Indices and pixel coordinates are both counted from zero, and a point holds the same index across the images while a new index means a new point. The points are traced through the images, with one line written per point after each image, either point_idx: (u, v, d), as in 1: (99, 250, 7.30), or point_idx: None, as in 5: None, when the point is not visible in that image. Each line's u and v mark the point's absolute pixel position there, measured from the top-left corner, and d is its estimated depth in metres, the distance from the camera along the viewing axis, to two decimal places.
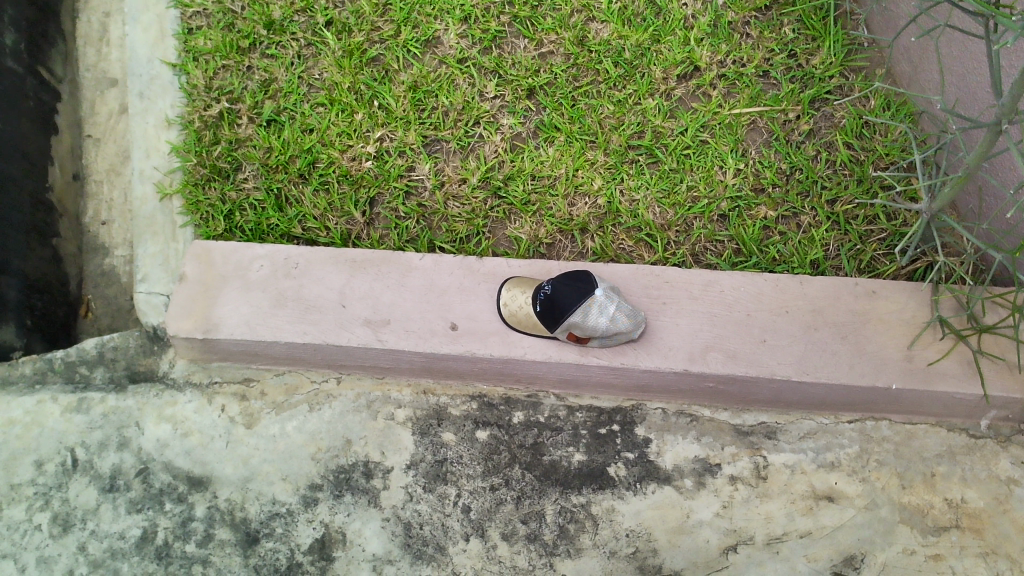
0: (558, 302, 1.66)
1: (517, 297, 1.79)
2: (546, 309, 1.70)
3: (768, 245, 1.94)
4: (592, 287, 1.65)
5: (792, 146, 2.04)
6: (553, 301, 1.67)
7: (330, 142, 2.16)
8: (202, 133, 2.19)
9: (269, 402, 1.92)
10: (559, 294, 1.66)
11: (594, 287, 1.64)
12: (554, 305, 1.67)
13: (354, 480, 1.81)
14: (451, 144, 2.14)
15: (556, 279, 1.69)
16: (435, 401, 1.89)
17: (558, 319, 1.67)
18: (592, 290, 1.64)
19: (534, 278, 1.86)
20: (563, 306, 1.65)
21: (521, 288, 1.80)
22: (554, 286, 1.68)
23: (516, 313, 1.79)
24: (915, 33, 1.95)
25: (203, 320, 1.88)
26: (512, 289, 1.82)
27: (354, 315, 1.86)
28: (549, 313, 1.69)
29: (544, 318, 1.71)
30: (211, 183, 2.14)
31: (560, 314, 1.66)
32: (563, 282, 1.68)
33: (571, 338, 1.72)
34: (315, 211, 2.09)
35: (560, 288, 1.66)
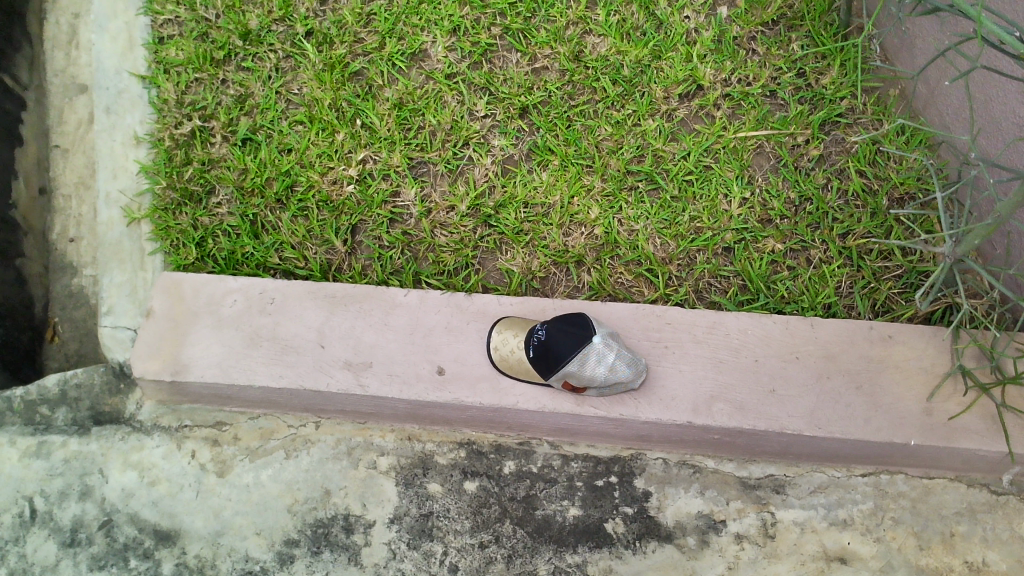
0: (553, 349, 1.54)
1: (508, 341, 1.67)
2: (539, 354, 1.58)
3: (777, 282, 1.79)
4: (592, 332, 1.53)
5: (801, 173, 1.90)
6: (547, 346, 1.55)
7: (310, 163, 2.02)
8: (174, 152, 2.06)
9: (243, 448, 1.81)
10: (555, 338, 1.54)
11: (594, 332, 1.53)
12: (549, 351, 1.55)
13: (334, 535, 1.72)
14: (438, 167, 2.00)
15: (551, 322, 1.57)
16: (420, 448, 1.78)
17: (554, 367, 1.55)
18: (591, 335, 1.52)
19: (526, 317, 1.73)
20: (559, 353, 1.53)
21: (511, 331, 1.68)
22: (548, 330, 1.57)
23: (507, 359, 1.66)
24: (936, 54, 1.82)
25: (172, 360, 1.76)
26: (502, 331, 1.69)
27: (333, 356, 1.74)
28: (543, 360, 1.57)
29: (537, 365, 1.59)
30: (182, 208, 2.01)
31: (556, 360, 1.54)
32: (557, 326, 1.56)
33: (567, 386, 1.60)
34: (293, 239, 1.95)
35: (557, 333, 1.55)
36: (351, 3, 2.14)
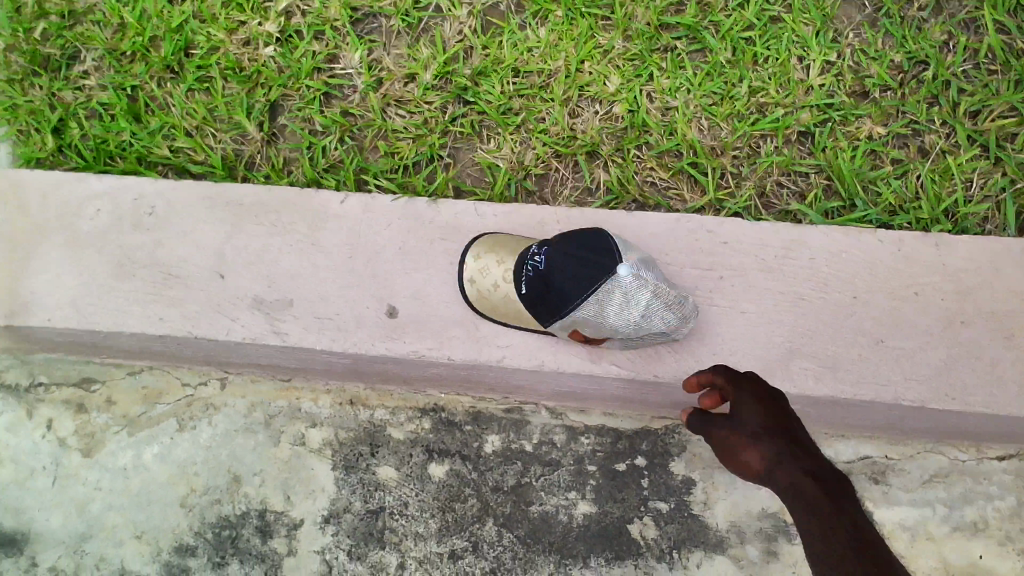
0: (554, 284, 1.01)
1: (488, 271, 1.12)
2: (536, 292, 1.05)
3: (878, 182, 1.24)
4: (614, 256, 0.99)
5: (912, 28, 1.31)
6: (547, 280, 1.03)
7: (212, 16, 1.43)
8: (21, 0, 1.46)
9: (119, 416, 1.28)
10: (557, 267, 1.01)
11: (616, 257, 0.99)
12: (548, 288, 1.03)
13: (244, 540, 1.22)
14: (393, 21, 1.41)
15: (555, 243, 1.04)
16: (368, 417, 1.25)
17: (556, 311, 1.02)
18: (611, 262, 0.98)
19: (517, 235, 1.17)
20: (564, 289, 1.00)
21: (494, 256, 1.13)
22: (548, 255, 1.04)
23: (489, 298, 1.12)
24: None
25: (9, 295, 1.22)
26: (481, 255, 1.14)
27: (239, 290, 1.20)
28: (540, 300, 1.04)
29: (531, 307, 1.07)
30: (34, 79, 1.43)
31: (559, 302, 1.02)
32: (562, 248, 1.03)
33: (577, 336, 1.08)
34: (189, 122, 1.39)
35: (560, 260, 1.02)
36: None
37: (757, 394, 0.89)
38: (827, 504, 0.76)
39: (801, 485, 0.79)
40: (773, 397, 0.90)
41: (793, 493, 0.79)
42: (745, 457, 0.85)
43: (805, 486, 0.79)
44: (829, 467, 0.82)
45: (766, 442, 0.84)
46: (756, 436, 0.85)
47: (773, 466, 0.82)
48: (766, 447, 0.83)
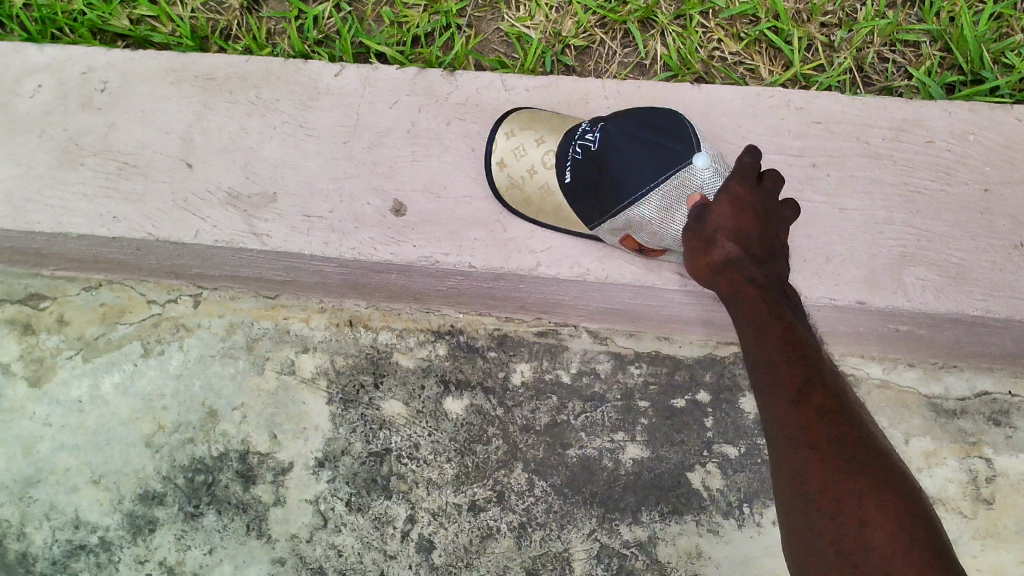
0: (607, 174, 0.79)
1: (525, 153, 0.90)
2: (582, 185, 0.83)
3: (1010, 52, 0.99)
4: (688, 140, 0.76)
5: None
6: (598, 169, 0.81)
7: None
8: None
9: (72, 339, 1.07)
10: (612, 152, 0.79)
11: (691, 140, 0.75)
12: (600, 179, 0.81)
13: (221, 488, 1.01)
14: None
15: (616, 119, 0.82)
16: (370, 341, 1.03)
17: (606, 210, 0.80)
18: (683, 147, 0.75)
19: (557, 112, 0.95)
20: (618, 181, 0.78)
21: (532, 133, 0.91)
22: (603, 137, 0.82)
23: (522, 187, 0.90)
24: None
25: None
26: (515, 132, 0.92)
27: (209, 183, 0.98)
28: (588, 194, 0.83)
29: (575, 204, 0.85)
30: None
31: (610, 197, 0.79)
32: (620, 127, 0.80)
33: (630, 246, 0.85)
34: None
35: (618, 141, 0.79)
36: None
37: (739, 193, 0.69)
38: (777, 343, 0.62)
39: (754, 312, 0.64)
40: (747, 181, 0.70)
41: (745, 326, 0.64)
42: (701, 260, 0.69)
43: (757, 313, 0.64)
44: (786, 279, 0.69)
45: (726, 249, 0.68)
46: (720, 244, 0.68)
47: (725, 273, 0.68)
48: (728, 258, 0.67)
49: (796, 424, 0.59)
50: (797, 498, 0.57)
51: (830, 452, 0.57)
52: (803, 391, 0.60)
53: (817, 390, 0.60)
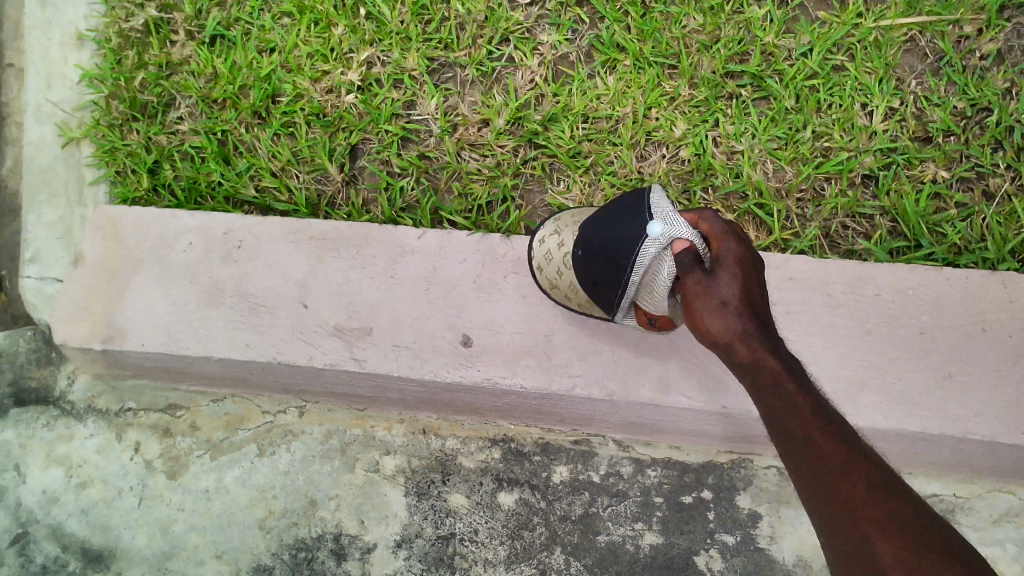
0: (604, 263, 0.97)
1: (552, 255, 1.13)
2: (590, 282, 1.03)
3: (944, 223, 1.28)
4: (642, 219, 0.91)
5: (973, 77, 1.35)
6: (598, 258, 0.99)
7: (298, 67, 1.53)
8: (123, 53, 1.58)
9: (203, 441, 1.34)
10: (604, 246, 0.97)
11: (646, 216, 0.91)
12: (602, 269, 0.98)
13: (319, 562, 1.26)
14: (467, 71, 1.49)
15: (594, 221, 1.02)
16: (439, 446, 1.30)
17: (615, 292, 0.97)
18: (642, 227, 0.90)
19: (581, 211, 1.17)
20: (612, 266, 0.95)
21: (557, 238, 1.14)
22: (596, 232, 1.00)
23: (557, 286, 1.14)
24: None
25: (104, 322, 1.30)
26: (546, 238, 1.16)
27: (320, 320, 1.26)
28: (598, 284, 1.00)
29: (594, 293, 1.03)
30: (132, 124, 1.54)
31: (609, 288, 0.98)
32: (600, 228, 0.99)
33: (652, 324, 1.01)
34: (274, 164, 1.48)
35: (605, 238, 0.98)
36: None
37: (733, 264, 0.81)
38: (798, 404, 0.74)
39: (773, 384, 0.75)
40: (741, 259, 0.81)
41: (766, 394, 0.76)
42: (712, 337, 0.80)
43: (772, 389, 0.75)
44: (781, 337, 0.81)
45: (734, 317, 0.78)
46: (731, 306, 0.78)
47: (739, 342, 0.78)
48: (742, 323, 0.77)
49: (830, 485, 0.71)
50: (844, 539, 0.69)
51: (863, 509, 0.69)
52: (828, 460, 0.72)
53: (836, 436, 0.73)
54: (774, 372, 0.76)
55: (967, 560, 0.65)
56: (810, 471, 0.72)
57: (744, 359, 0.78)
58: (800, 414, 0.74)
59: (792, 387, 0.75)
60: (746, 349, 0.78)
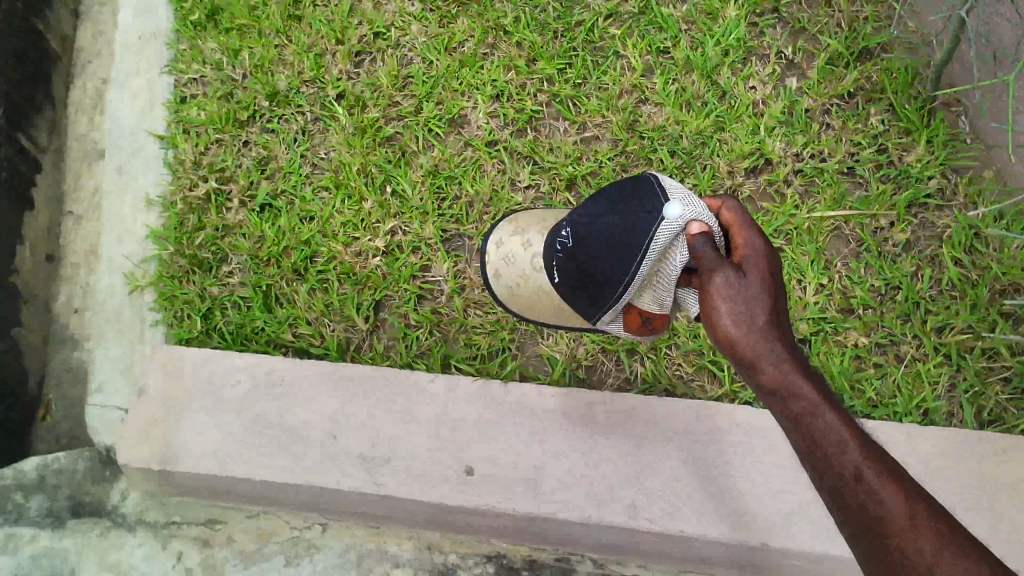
0: (614, 251, 1.16)
1: (515, 258, 1.49)
2: (580, 276, 1.24)
3: (864, 382, 1.55)
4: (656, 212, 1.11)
5: (886, 260, 1.66)
6: (606, 248, 1.18)
7: (333, 233, 1.83)
8: (185, 216, 1.88)
9: (237, 552, 1.55)
10: (613, 233, 1.17)
11: (662, 208, 1.11)
12: (607, 261, 1.17)
13: None
14: (475, 241, 1.80)
15: (593, 217, 1.23)
16: (442, 560, 1.53)
17: (618, 285, 1.16)
18: (660, 211, 1.10)
19: (537, 220, 1.55)
20: (622, 253, 1.14)
21: (520, 246, 1.50)
22: (598, 229, 1.20)
23: (520, 293, 1.48)
24: None
25: (161, 446, 1.54)
26: (505, 245, 1.53)
27: (346, 449, 1.50)
28: (598, 274, 1.20)
29: (590, 290, 1.24)
30: (191, 276, 1.83)
31: (608, 279, 1.18)
32: (603, 221, 1.20)
33: (629, 317, 1.23)
34: (310, 314, 1.76)
35: (616, 226, 1.17)
36: (389, 65, 1.96)
37: (757, 281, 0.96)
38: (820, 410, 0.86)
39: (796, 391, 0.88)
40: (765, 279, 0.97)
41: (788, 398, 0.88)
42: (744, 353, 0.92)
43: (800, 403, 0.87)
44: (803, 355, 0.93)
45: (759, 327, 0.93)
46: (755, 320, 0.93)
47: (764, 352, 0.91)
48: (767, 335, 0.92)
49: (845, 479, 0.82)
50: (858, 525, 0.80)
51: (893, 510, 0.78)
52: (855, 465, 0.82)
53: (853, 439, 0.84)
54: (802, 390, 0.88)
55: (981, 545, 0.76)
56: (837, 482, 0.82)
57: (773, 379, 0.90)
58: (828, 424, 0.85)
59: (819, 404, 0.86)
60: (774, 367, 0.90)
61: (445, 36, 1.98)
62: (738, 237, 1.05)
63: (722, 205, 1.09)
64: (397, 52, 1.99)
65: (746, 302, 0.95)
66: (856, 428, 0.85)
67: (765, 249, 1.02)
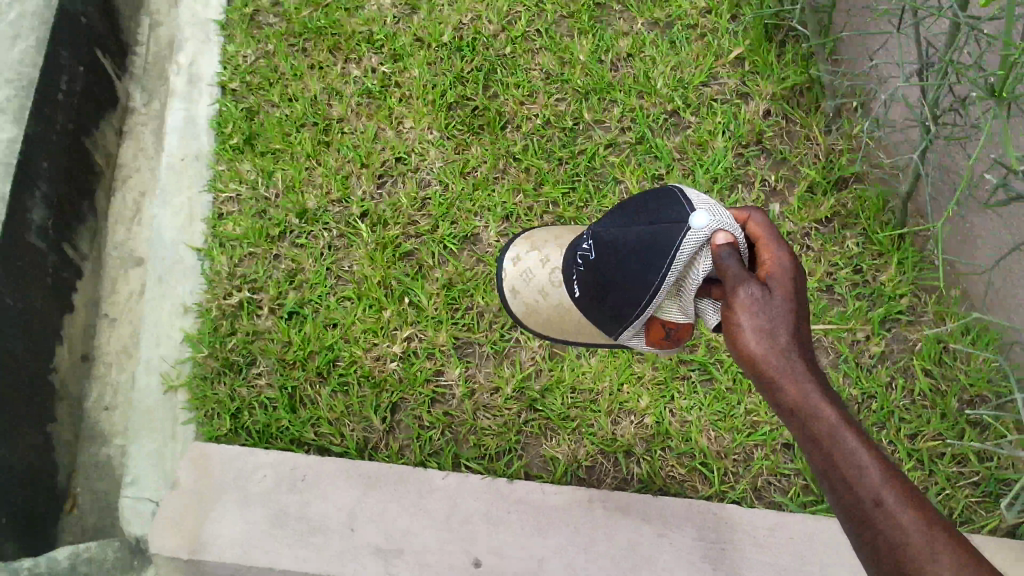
0: (636, 262, 1.24)
1: (533, 275, 1.58)
2: (603, 289, 1.31)
3: None
4: (679, 223, 1.19)
5: (863, 370, 1.81)
6: (630, 259, 1.25)
7: (354, 339, 1.98)
8: (217, 322, 2.03)
9: None
10: (635, 244, 1.24)
11: (685, 219, 1.19)
12: (629, 272, 1.25)
13: None
14: (485, 348, 1.96)
15: (615, 230, 1.30)
16: None
17: (642, 295, 1.24)
18: (686, 221, 1.18)
19: (546, 237, 1.65)
20: (646, 263, 1.22)
21: (538, 263, 1.58)
22: (620, 239, 1.27)
23: (539, 311, 1.56)
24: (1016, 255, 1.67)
25: (190, 536, 1.64)
26: (519, 262, 1.62)
27: (363, 541, 1.61)
28: (620, 285, 1.27)
29: (610, 300, 1.30)
30: (221, 377, 1.98)
31: (632, 291, 1.25)
32: (625, 233, 1.27)
33: (652, 329, 1.30)
34: (331, 414, 1.91)
35: (638, 236, 1.24)
36: (408, 187, 2.16)
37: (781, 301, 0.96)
38: (844, 434, 0.86)
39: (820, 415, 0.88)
40: (790, 298, 0.97)
41: (811, 421, 0.88)
42: (764, 372, 0.92)
43: (823, 427, 0.87)
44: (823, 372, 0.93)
45: (783, 347, 0.92)
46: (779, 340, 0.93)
47: (787, 373, 0.91)
48: (790, 358, 0.92)
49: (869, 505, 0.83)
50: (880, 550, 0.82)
51: (917, 541, 0.80)
52: (879, 491, 0.83)
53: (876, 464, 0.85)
54: (825, 411, 0.88)
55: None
56: (859, 509, 0.84)
57: (794, 400, 0.90)
58: (852, 450, 0.85)
59: (841, 428, 0.87)
60: (795, 388, 0.90)
61: (460, 161, 2.18)
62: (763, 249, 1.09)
63: (748, 217, 1.15)
64: (416, 175, 2.19)
65: (769, 318, 0.95)
66: (878, 451, 0.86)
67: (786, 258, 1.04)
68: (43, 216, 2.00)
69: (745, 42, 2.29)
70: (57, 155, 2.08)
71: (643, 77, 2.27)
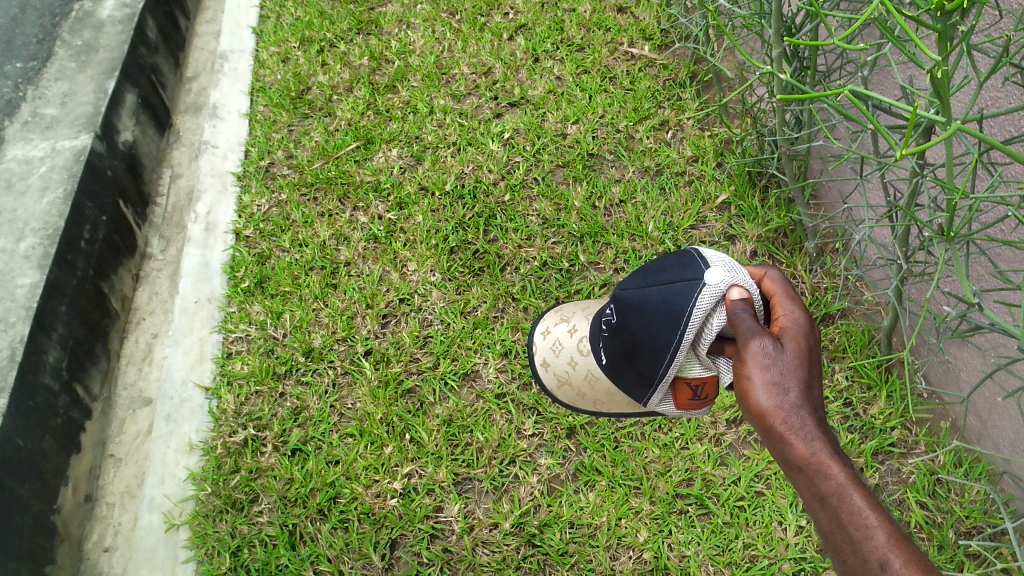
0: (656, 320, 1.33)
1: (563, 343, 1.70)
2: (630, 353, 1.39)
3: None
4: (695, 281, 1.28)
5: None
6: (651, 319, 1.33)
7: (355, 474, 2.02)
8: (222, 458, 2.07)
9: None
10: (654, 302, 1.33)
11: (700, 277, 1.28)
12: (652, 332, 1.33)
13: None
14: (483, 483, 1.98)
15: (635, 293, 1.38)
16: None
17: (664, 353, 1.32)
18: (703, 278, 1.28)
19: (575, 308, 1.77)
20: (668, 322, 1.30)
21: (567, 332, 1.70)
22: (640, 299, 1.36)
23: (568, 381, 1.68)
24: (994, 388, 1.74)
25: None
26: (547, 332, 1.75)
27: None
28: (644, 347, 1.35)
29: (636, 362, 1.38)
30: (223, 514, 1.99)
31: (657, 352, 1.33)
32: (645, 294, 1.36)
33: (677, 389, 1.39)
34: (330, 550, 1.92)
35: (657, 295, 1.33)
36: (411, 326, 2.24)
37: (794, 363, 1.07)
38: (851, 495, 0.98)
39: (830, 477, 0.99)
40: (804, 361, 1.08)
41: (822, 481, 0.99)
42: (776, 427, 1.03)
43: (830, 484, 0.99)
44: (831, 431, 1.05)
45: (795, 410, 1.03)
46: (793, 402, 1.04)
47: (799, 434, 1.02)
48: (802, 421, 1.03)
49: (873, 566, 0.95)
50: None
51: None
52: (882, 552, 0.94)
53: (880, 527, 0.96)
54: (834, 472, 0.99)
55: None
56: (865, 565, 0.95)
57: (804, 457, 1.01)
58: (860, 510, 0.97)
59: (846, 486, 0.98)
60: (805, 445, 1.02)
61: (461, 301, 2.28)
62: (778, 304, 1.22)
63: (765, 274, 1.29)
64: (419, 314, 2.28)
65: (780, 374, 1.06)
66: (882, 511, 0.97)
67: (796, 314, 1.17)
68: (57, 356, 2.08)
69: (730, 188, 2.43)
70: (73, 299, 2.18)
71: (635, 221, 2.39)
